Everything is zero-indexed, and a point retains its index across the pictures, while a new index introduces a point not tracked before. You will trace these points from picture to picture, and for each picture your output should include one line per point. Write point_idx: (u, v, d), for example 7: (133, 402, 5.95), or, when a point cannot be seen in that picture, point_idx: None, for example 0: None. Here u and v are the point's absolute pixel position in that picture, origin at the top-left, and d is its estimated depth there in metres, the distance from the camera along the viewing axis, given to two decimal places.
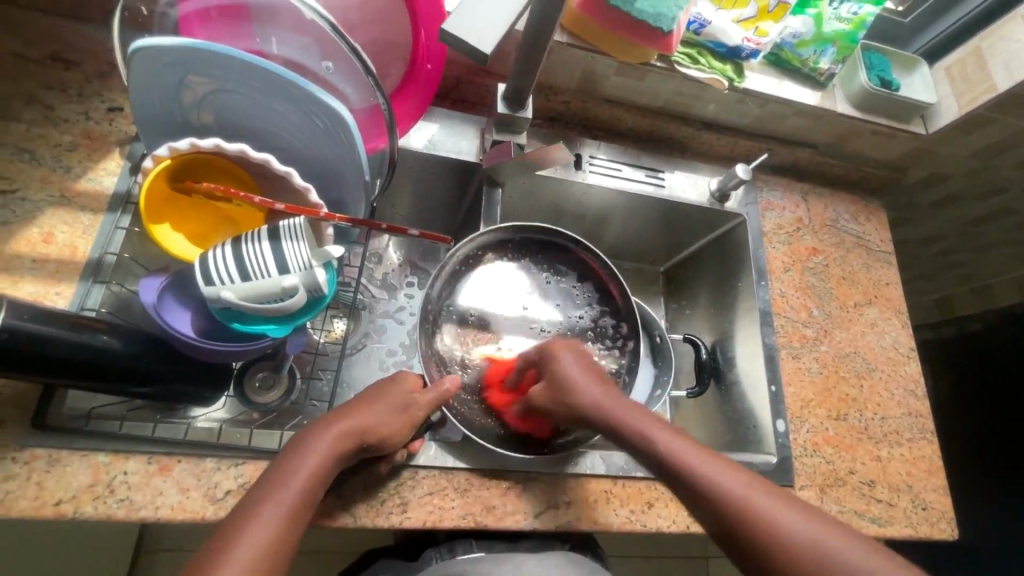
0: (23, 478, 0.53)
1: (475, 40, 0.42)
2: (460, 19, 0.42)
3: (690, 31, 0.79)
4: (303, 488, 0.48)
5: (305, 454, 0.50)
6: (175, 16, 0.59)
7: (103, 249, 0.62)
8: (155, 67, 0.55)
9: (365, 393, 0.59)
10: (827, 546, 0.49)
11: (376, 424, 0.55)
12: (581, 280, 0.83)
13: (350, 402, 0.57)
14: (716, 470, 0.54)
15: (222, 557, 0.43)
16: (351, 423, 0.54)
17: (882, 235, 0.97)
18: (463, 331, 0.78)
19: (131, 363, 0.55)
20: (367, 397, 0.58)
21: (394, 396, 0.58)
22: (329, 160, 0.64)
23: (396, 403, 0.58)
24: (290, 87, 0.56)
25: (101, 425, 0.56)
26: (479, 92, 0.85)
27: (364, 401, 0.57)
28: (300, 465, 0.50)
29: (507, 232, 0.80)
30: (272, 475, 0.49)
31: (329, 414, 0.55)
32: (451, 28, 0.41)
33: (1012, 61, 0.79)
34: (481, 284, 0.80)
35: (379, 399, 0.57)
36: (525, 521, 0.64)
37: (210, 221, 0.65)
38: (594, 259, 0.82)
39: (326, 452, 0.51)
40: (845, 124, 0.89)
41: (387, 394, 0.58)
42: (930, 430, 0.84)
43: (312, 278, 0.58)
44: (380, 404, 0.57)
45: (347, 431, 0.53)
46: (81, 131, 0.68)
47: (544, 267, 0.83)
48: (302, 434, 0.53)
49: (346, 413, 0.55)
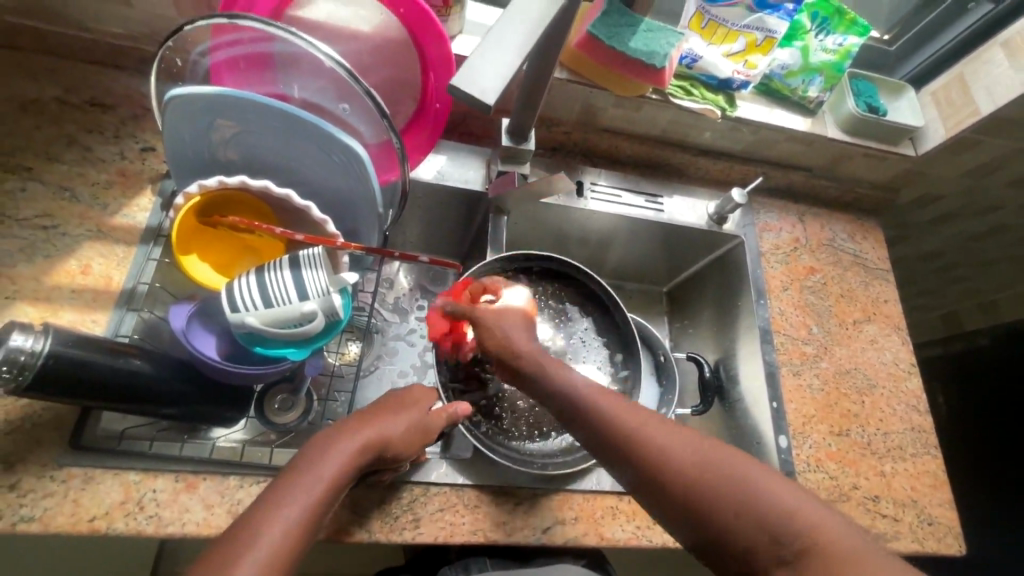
0: (61, 495, 0.56)
1: (479, 91, 0.46)
2: (467, 72, 0.46)
3: (683, 65, 0.84)
4: (326, 492, 0.49)
5: (326, 459, 0.51)
6: (205, 64, 0.65)
7: (136, 279, 0.67)
8: (188, 112, 0.60)
9: (382, 405, 0.61)
10: (749, 492, 0.47)
11: (396, 439, 0.58)
12: (581, 308, 0.86)
13: (367, 410, 0.59)
14: (656, 441, 0.52)
15: (232, 564, 0.42)
16: (374, 434, 0.56)
17: (879, 254, 1.00)
18: None
19: (161, 385, 0.58)
20: (385, 410, 0.60)
21: (415, 412, 0.61)
22: (345, 193, 0.69)
23: (414, 419, 0.60)
24: (310, 128, 0.61)
25: (132, 445, 0.59)
26: (484, 125, 0.90)
27: (382, 412, 0.59)
28: (324, 467, 0.51)
29: (525, 256, 0.83)
30: (289, 477, 0.49)
31: (345, 426, 0.56)
32: (461, 81, 0.45)
33: (993, 86, 0.82)
34: None
35: (395, 416, 0.59)
36: (533, 536, 0.67)
37: (234, 250, 0.69)
38: (604, 296, 0.85)
39: (348, 459, 0.52)
40: (837, 148, 0.92)
41: (406, 409, 0.61)
42: (933, 445, 0.85)
43: (329, 303, 0.62)
44: (401, 419, 0.59)
45: (369, 444, 0.55)
46: (116, 170, 0.73)
47: (547, 297, 0.85)
48: (314, 445, 0.53)
49: (365, 423, 0.57)
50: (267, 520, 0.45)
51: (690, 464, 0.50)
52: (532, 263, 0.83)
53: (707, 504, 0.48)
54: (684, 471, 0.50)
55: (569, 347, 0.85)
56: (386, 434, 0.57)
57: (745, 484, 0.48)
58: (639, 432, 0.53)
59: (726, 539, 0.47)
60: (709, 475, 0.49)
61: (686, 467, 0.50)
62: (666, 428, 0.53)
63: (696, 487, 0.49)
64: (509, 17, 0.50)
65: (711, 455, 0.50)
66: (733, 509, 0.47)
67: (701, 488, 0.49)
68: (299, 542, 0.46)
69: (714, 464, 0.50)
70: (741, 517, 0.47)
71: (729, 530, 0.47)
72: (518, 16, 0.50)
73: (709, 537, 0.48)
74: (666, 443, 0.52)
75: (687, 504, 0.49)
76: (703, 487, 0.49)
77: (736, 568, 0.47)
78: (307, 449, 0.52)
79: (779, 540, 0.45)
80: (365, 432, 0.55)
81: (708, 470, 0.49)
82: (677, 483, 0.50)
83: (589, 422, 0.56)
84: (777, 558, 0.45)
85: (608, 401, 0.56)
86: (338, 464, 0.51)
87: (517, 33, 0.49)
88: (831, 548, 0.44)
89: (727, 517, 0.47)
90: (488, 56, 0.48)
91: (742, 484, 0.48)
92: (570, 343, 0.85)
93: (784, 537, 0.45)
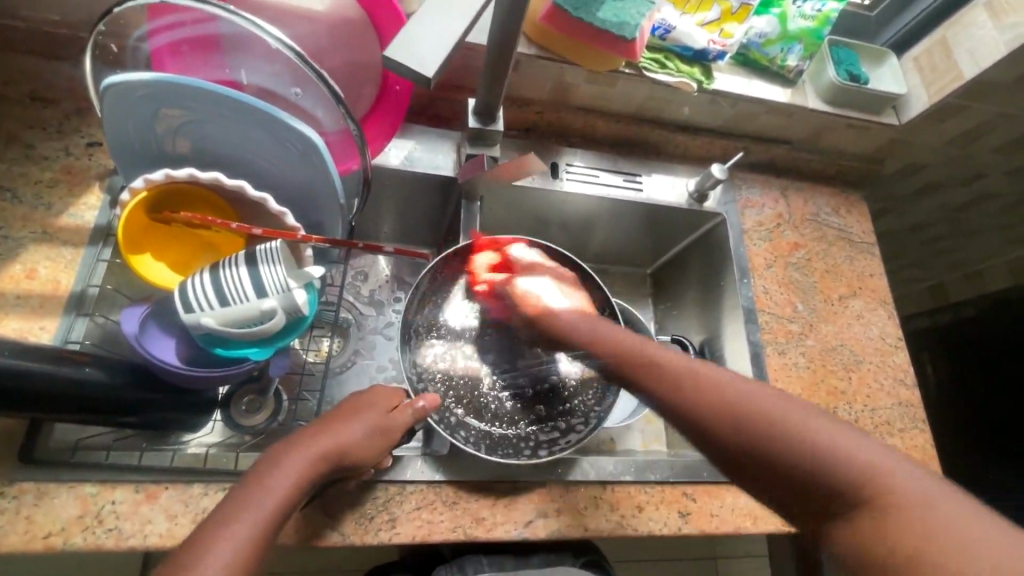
0: (12, 512, 0.53)
1: (419, 66, 0.42)
2: (403, 44, 0.43)
3: (655, 36, 0.79)
4: (278, 504, 0.47)
5: (278, 470, 0.49)
6: (147, 50, 0.61)
7: (85, 282, 0.63)
8: (127, 101, 0.56)
9: (341, 409, 0.58)
10: (807, 426, 0.49)
11: (357, 444, 0.55)
12: None
13: (325, 417, 0.57)
14: (715, 382, 0.55)
15: None
16: (332, 441, 0.53)
17: (864, 227, 0.98)
18: (447, 345, 0.76)
19: (116, 393, 0.56)
20: (343, 414, 0.57)
21: (375, 414, 0.58)
22: (303, 185, 0.65)
23: (376, 421, 0.58)
24: (259, 114, 0.58)
25: (87, 456, 0.57)
26: (452, 108, 0.86)
27: (341, 417, 0.57)
28: (277, 481, 0.48)
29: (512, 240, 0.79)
30: (242, 489, 0.47)
31: (299, 436, 0.53)
32: (399, 56, 0.42)
33: (975, 49, 0.80)
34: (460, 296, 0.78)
35: (355, 418, 0.57)
36: (515, 530, 0.65)
37: (189, 248, 0.66)
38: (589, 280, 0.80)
39: (304, 469, 0.50)
40: (818, 120, 0.89)
41: (365, 412, 0.58)
42: (921, 419, 0.85)
43: (290, 300, 0.59)
44: (362, 422, 0.57)
45: (328, 452, 0.52)
46: (61, 168, 0.69)
47: None
48: (267, 459, 0.51)
49: (324, 430, 0.54)
50: (212, 536, 0.43)
51: (752, 403, 0.52)
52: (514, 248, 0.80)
53: (760, 432, 0.50)
54: (742, 406, 0.52)
55: None
56: (350, 440, 0.55)
57: (779, 408, 0.51)
58: (696, 375, 0.56)
59: (764, 463, 0.49)
60: (765, 410, 0.51)
61: (763, 414, 0.51)
62: (715, 371, 0.56)
63: (749, 423, 0.51)
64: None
65: (769, 395, 0.52)
66: (792, 445, 0.48)
67: (752, 429, 0.50)
68: (252, 554, 0.44)
69: (777, 406, 0.51)
70: (797, 455, 0.48)
71: (777, 461, 0.49)
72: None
73: (749, 462, 0.51)
74: (715, 384, 0.54)
75: (743, 446, 0.51)
76: (786, 442, 0.49)
77: (793, 497, 0.48)
78: (262, 459, 0.51)
79: (835, 475, 0.46)
80: (321, 441, 0.53)
81: (779, 417, 0.50)
82: (728, 425, 0.52)
83: (643, 372, 0.60)
84: (835, 487, 0.46)
85: (653, 348, 0.61)
86: (292, 475, 0.49)
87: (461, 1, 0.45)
88: (892, 489, 0.44)
89: (790, 461, 0.48)
90: (429, 28, 0.44)
91: (802, 423, 0.49)
92: None
93: (834, 472, 0.46)
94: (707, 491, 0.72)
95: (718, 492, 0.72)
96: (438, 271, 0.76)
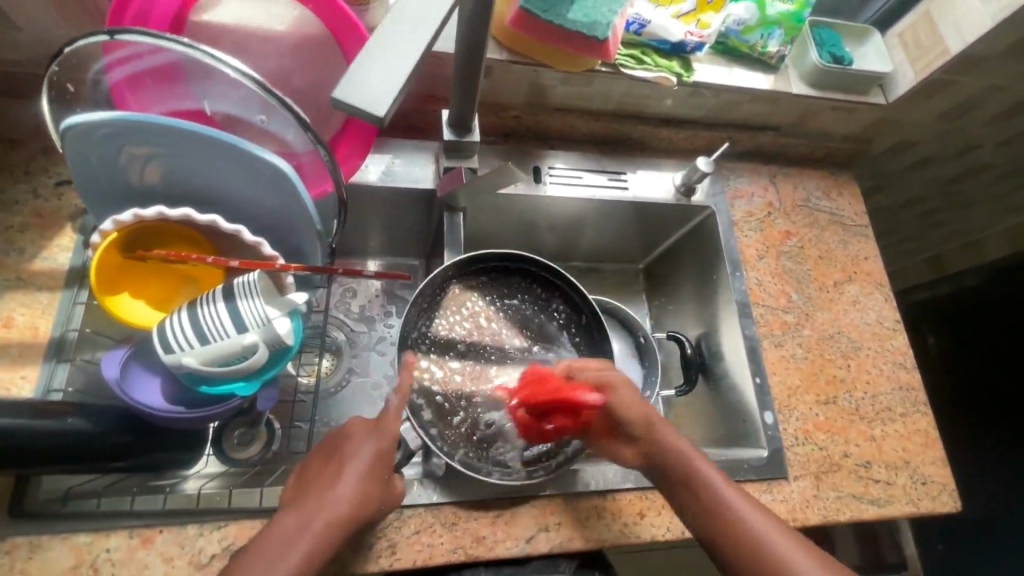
0: (7, 567, 0.53)
1: (369, 102, 0.40)
2: (353, 83, 0.41)
3: (630, 32, 0.77)
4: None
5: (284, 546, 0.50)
6: (106, 84, 0.59)
7: (64, 326, 0.62)
8: (91, 140, 0.55)
9: (328, 465, 0.56)
10: None
11: (347, 505, 0.53)
12: (544, 298, 0.81)
13: (318, 473, 0.55)
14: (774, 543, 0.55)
15: None
16: (324, 513, 0.52)
17: (857, 209, 0.96)
18: (441, 360, 0.75)
19: (101, 441, 0.55)
20: (329, 472, 0.55)
21: (357, 467, 0.55)
22: (278, 214, 0.64)
23: (359, 474, 0.55)
24: (227, 147, 0.56)
25: (78, 506, 0.56)
26: (427, 118, 0.85)
27: (327, 476, 0.54)
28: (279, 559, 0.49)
29: (505, 257, 0.80)
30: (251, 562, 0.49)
31: (298, 504, 0.53)
32: (345, 95, 0.40)
33: (961, 22, 0.77)
34: (449, 311, 0.77)
35: (342, 475, 0.54)
36: (517, 547, 0.65)
37: (169, 282, 0.65)
38: (583, 303, 0.80)
39: (308, 544, 0.50)
40: (803, 104, 0.87)
41: (348, 467, 0.55)
42: (922, 402, 0.84)
43: (272, 332, 0.58)
44: (348, 481, 0.54)
45: (322, 521, 0.52)
46: (31, 211, 0.68)
47: (500, 292, 0.80)
48: (265, 533, 0.51)
49: (313, 499, 0.53)
50: None
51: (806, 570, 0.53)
52: (512, 265, 0.80)
53: None
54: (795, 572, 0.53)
55: (531, 339, 0.79)
56: (381, 459, 0.57)
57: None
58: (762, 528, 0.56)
59: None
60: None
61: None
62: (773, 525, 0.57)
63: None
64: (402, 18, 0.44)
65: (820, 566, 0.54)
66: None
67: None
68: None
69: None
70: None
71: None
72: (414, 12, 0.44)
73: None
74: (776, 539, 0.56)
75: None
76: None
77: None
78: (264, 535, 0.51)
79: None
80: (314, 514, 0.52)
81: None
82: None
83: (709, 502, 0.58)
84: None
85: (712, 476, 0.60)
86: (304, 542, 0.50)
87: (410, 32, 0.43)
88: None
89: None
90: (377, 65, 0.42)
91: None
92: (531, 335, 0.80)
93: None
94: None
95: None
96: (425, 294, 0.76)
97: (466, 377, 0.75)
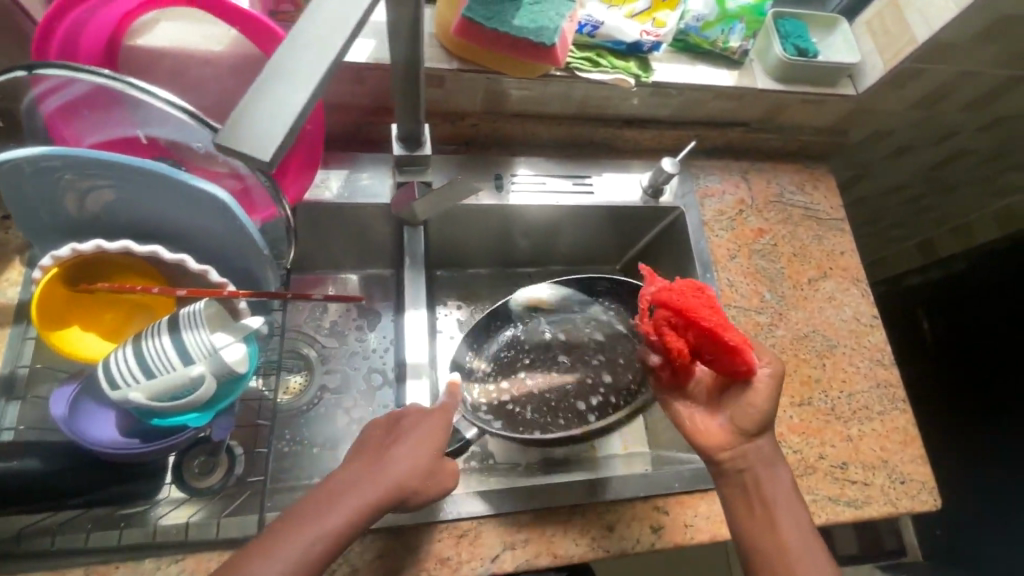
0: None
1: (252, 146, 0.37)
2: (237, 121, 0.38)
3: (583, 34, 0.75)
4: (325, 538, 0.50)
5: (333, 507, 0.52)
6: (41, 115, 0.59)
7: (14, 363, 0.62)
8: (26, 175, 0.54)
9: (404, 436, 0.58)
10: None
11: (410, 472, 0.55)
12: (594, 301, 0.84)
13: (387, 442, 0.58)
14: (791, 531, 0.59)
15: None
16: (386, 479, 0.54)
17: (832, 202, 0.94)
18: (503, 382, 0.79)
19: (52, 480, 0.56)
20: (400, 443, 0.57)
21: (427, 442, 0.58)
22: (225, 242, 0.62)
23: (424, 451, 0.57)
24: (164, 179, 0.55)
25: (33, 544, 0.56)
26: (386, 131, 0.83)
27: (400, 444, 0.57)
28: (330, 516, 0.51)
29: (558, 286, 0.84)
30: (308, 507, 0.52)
31: (362, 468, 0.55)
32: (228, 140, 0.37)
33: (927, 8, 0.74)
34: (508, 336, 0.82)
35: (411, 442, 0.57)
36: (482, 567, 0.64)
37: (120, 312, 0.64)
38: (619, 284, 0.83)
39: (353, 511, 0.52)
40: (770, 99, 0.84)
41: (423, 438, 0.58)
42: (901, 399, 0.82)
43: (219, 363, 0.57)
44: (411, 453, 0.56)
45: (383, 485, 0.54)
46: None
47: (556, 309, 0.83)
48: (320, 490, 0.54)
49: (379, 467, 0.55)
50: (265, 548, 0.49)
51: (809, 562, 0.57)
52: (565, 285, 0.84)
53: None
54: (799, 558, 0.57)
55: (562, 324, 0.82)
56: (427, 443, 0.58)
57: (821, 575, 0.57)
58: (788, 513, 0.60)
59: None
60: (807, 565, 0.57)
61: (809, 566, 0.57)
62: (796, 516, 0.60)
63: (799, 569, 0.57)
64: (299, 51, 0.41)
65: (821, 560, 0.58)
66: None
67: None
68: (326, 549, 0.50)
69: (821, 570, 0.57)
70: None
71: None
72: (309, 43, 0.41)
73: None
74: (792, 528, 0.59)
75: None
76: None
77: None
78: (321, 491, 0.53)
79: None
80: (378, 480, 0.54)
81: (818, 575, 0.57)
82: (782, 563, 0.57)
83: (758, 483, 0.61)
84: None
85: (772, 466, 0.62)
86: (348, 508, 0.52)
87: (304, 65, 0.40)
88: None
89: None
90: (264, 103, 0.39)
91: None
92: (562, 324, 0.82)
93: None
94: (680, 502, 0.71)
95: (692, 501, 0.71)
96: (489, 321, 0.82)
97: (528, 388, 0.78)
